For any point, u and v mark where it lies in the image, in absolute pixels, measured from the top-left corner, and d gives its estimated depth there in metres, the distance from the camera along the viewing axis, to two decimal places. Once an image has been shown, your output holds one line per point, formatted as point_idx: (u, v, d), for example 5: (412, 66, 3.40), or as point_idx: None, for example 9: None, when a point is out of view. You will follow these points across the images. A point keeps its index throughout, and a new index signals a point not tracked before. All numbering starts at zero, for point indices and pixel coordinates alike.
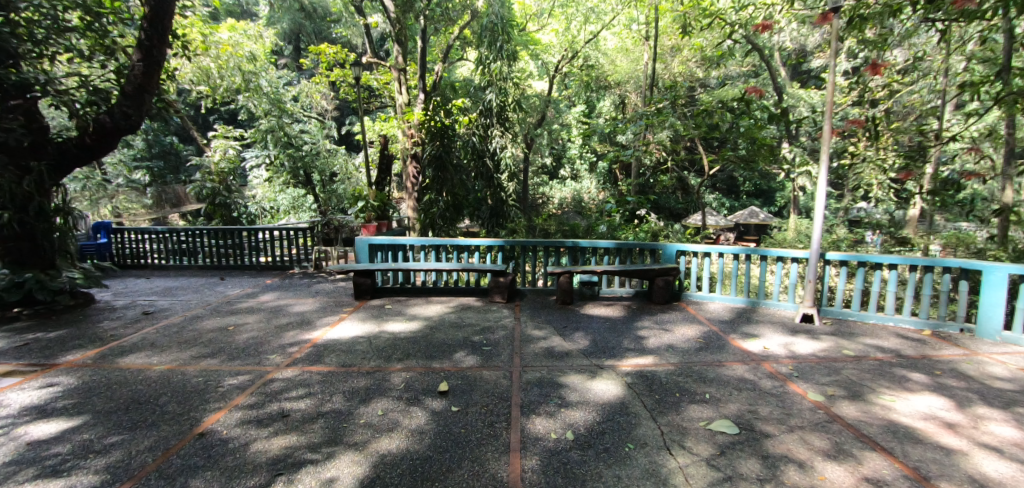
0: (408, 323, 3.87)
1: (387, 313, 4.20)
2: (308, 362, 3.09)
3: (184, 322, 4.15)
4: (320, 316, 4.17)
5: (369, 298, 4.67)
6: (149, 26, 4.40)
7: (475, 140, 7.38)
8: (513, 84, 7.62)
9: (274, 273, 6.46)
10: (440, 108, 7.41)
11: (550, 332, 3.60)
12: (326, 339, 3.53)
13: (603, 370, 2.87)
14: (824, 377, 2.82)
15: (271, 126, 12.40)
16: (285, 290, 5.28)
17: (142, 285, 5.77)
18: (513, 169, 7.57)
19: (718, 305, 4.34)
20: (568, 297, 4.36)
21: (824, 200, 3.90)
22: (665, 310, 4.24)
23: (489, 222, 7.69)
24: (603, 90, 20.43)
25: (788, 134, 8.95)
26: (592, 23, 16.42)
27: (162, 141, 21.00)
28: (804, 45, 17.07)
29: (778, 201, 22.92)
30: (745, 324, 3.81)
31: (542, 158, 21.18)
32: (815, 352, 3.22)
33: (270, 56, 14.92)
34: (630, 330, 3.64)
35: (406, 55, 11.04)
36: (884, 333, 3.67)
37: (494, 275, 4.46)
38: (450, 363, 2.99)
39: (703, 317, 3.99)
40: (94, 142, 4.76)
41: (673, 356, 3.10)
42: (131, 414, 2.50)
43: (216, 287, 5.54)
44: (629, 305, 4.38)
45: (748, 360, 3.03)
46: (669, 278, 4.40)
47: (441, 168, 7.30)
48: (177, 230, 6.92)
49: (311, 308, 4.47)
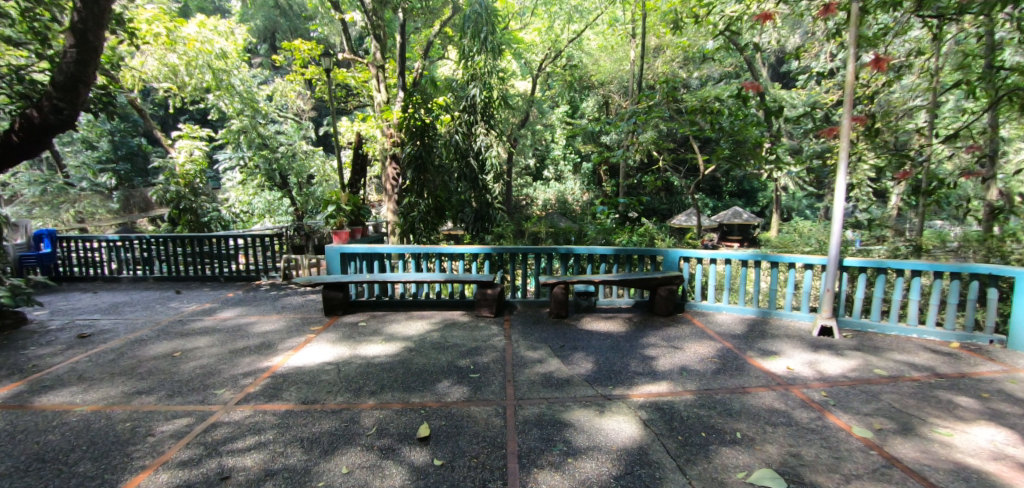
0: (385, 345, 3.39)
1: (361, 332, 3.72)
2: (263, 399, 2.59)
3: (124, 347, 3.59)
4: (284, 337, 3.66)
5: (341, 314, 4.17)
6: (83, 6, 3.78)
7: (458, 138, 6.88)
8: (498, 80, 7.22)
9: (238, 285, 5.87)
10: (420, 105, 6.90)
11: (546, 353, 3.17)
12: (287, 367, 3.04)
13: (612, 402, 2.45)
14: (864, 405, 2.47)
15: (244, 126, 12.01)
16: (247, 305, 4.72)
17: (86, 302, 5.12)
18: (499, 169, 6.99)
19: (726, 316, 3.98)
20: (563, 310, 3.95)
21: (846, 199, 3.55)
22: (670, 323, 3.85)
23: (473, 228, 7.08)
24: (586, 90, 20.31)
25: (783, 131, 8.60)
26: (575, 22, 16.15)
27: (129, 142, 19.89)
28: (784, 45, 17.11)
29: (761, 202, 22.99)
30: (760, 338, 3.47)
31: (527, 160, 20.85)
32: (844, 372, 2.89)
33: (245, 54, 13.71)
34: (636, 349, 3.24)
35: (385, 51, 10.53)
36: (908, 347, 3.35)
37: (481, 286, 4.02)
38: (432, 398, 2.53)
39: (712, 331, 3.64)
40: (21, 140, 4.11)
41: (689, 382, 2.71)
42: (27, 479, 1.97)
43: (170, 303, 4.94)
44: (631, 318, 3.97)
45: (775, 385, 2.68)
46: (673, 287, 4.02)
47: (421, 169, 6.78)
48: (129, 237, 6.26)
49: (274, 327, 3.95)
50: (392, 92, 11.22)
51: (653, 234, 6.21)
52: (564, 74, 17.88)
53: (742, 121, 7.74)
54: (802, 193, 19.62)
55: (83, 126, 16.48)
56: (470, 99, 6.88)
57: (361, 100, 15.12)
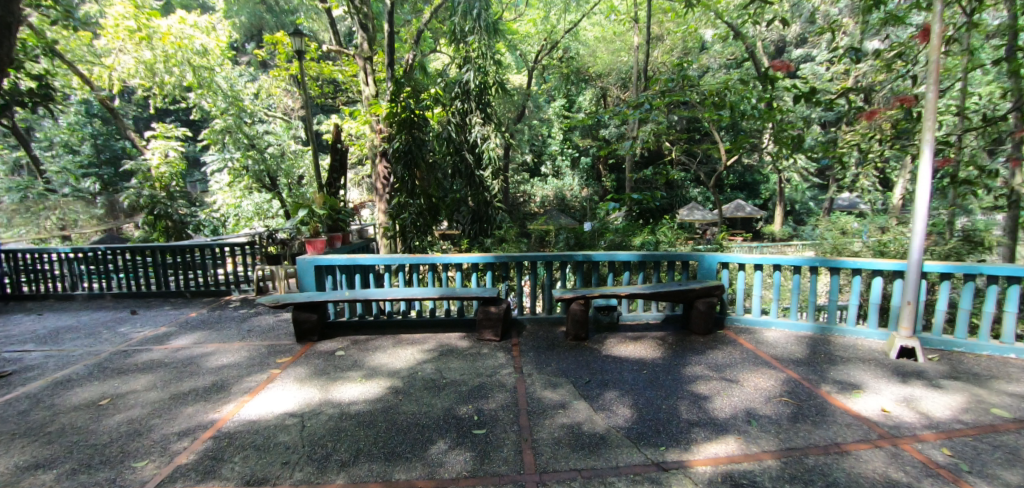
0: (365, 384, 2.71)
1: (337, 365, 3.03)
2: (192, 478, 1.91)
3: (42, 393, 2.88)
4: (241, 375, 2.98)
5: (315, 340, 3.48)
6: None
7: (451, 129, 6.15)
8: (495, 64, 6.48)
9: (205, 302, 5.14)
10: (409, 93, 6.01)
11: (569, 393, 2.50)
12: (237, 421, 2.36)
13: (669, 475, 1.79)
14: (1011, 470, 1.82)
15: (227, 125, 11.69)
16: (208, 329, 4.02)
17: (25, 328, 4.40)
18: (498, 164, 6.32)
19: (776, 332, 3.34)
20: (582, 330, 3.28)
21: (931, 190, 2.88)
22: (713, 344, 3.19)
23: (471, 230, 6.40)
24: (583, 83, 19.92)
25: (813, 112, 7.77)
26: (571, 13, 15.41)
27: (113, 146, 19.10)
28: (787, 34, 16.54)
29: (762, 195, 22.31)
30: (830, 363, 2.83)
31: (524, 157, 20.09)
32: (955, 413, 2.27)
33: (231, 52, 12.91)
34: (681, 383, 2.58)
35: (371, 41, 9.83)
36: (1013, 373, 2.71)
37: (483, 303, 3.35)
38: (423, 472, 1.85)
39: (766, 354, 3.00)
40: None
41: (764, 436, 2.05)
42: None
43: (119, 327, 4.23)
44: (663, 338, 3.30)
45: (878, 438, 2.04)
46: (712, 300, 3.35)
47: (412, 166, 5.99)
48: (83, 248, 5.56)
49: (233, 359, 3.25)
50: (381, 87, 10.52)
51: (673, 232, 5.52)
52: (562, 66, 17.14)
53: (763, 105, 7.02)
54: (806, 184, 19.09)
55: (61, 129, 15.68)
56: (463, 85, 6.17)
57: (350, 95, 14.39)
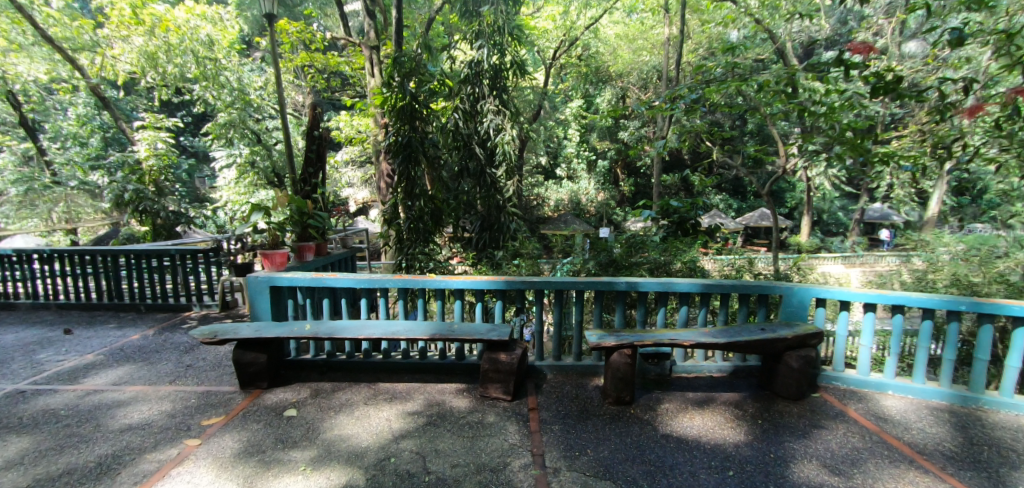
0: (309, 478, 1.81)
1: (283, 434, 2.16)
2: None
3: None
4: (150, 444, 2.11)
5: (265, 389, 2.61)
6: None
7: (457, 119, 5.21)
8: (513, 43, 5.60)
9: (159, 320, 4.31)
10: (410, 76, 5.07)
11: None
12: None
13: None
14: None
15: (232, 119, 11.39)
16: (141, 361, 3.18)
17: None
18: (513, 161, 5.31)
19: (899, 403, 2.41)
20: (627, 391, 2.35)
21: None
22: (817, 421, 2.24)
23: (479, 240, 5.38)
24: (602, 83, 19.02)
25: (873, 111, 6.71)
26: (591, 9, 14.44)
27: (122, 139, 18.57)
28: (818, 35, 15.54)
29: (788, 203, 21.07)
30: (1010, 467, 1.89)
31: (538, 157, 19.13)
32: None
33: (237, 44, 12.26)
34: None
35: (378, 32, 9.01)
36: None
37: (489, 349, 2.44)
38: None
39: (901, 442, 2.06)
40: None
41: None
42: None
43: (38, 354, 3.40)
44: (741, 406, 2.37)
45: None
46: (810, 353, 2.40)
47: (410, 160, 5.03)
48: (25, 251, 4.79)
49: (149, 416, 2.38)
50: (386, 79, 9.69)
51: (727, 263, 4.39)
52: (581, 64, 16.26)
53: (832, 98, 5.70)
54: (836, 193, 17.88)
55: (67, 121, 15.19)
56: (475, 65, 5.25)
57: (357, 90, 13.63)
